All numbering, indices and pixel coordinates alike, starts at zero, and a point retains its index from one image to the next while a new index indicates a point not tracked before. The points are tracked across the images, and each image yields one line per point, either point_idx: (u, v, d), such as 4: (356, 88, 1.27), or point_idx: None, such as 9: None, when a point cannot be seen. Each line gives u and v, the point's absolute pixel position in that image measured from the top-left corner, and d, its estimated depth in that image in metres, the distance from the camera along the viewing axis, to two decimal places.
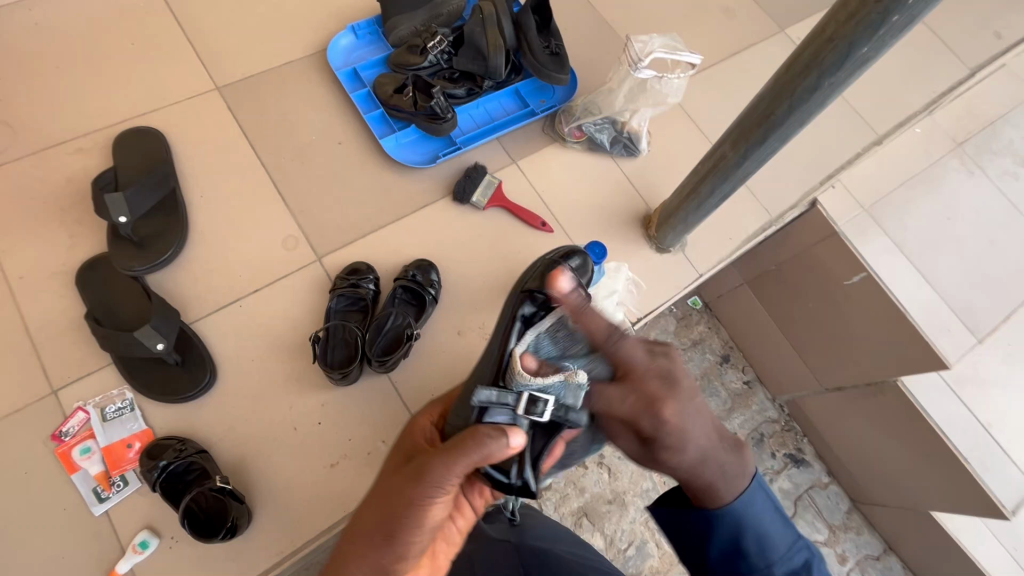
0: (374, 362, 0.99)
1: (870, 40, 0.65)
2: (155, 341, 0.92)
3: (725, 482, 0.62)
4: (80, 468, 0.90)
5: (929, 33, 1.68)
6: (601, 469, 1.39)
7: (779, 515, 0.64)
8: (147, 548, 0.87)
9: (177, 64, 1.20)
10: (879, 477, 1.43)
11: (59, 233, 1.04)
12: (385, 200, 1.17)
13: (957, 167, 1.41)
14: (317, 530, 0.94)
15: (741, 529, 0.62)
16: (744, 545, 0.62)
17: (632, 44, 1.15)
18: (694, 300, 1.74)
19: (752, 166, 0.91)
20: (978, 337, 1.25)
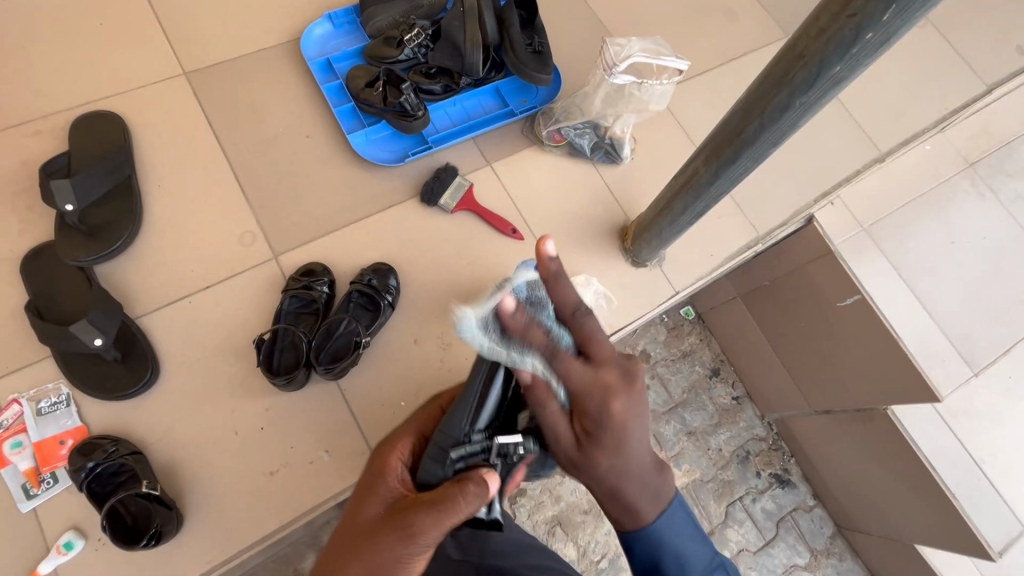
0: (320, 369, 0.95)
1: (841, 58, 0.59)
2: (92, 337, 0.89)
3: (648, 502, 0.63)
4: (10, 463, 0.88)
5: (946, 46, 1.58)
6: None
7: (699, 534, 0.66)
8: (71, 549, 0.85)
9: (144, 47, 1.16)
10: (862, 509, 1.36)
11: (9, 217, 1.02)
12: (350, 198, 1.13)
13: (967, 189, 1.33)
14: (250, 540, 0.91)
15: (661, 550, 0.63)
16: (663, 563, 0.63)
17: (609, 47, 1.09)
18: (687, 310, 1.61)
19: (724, 185, 0.85)
20: (973, 369, 1.19)
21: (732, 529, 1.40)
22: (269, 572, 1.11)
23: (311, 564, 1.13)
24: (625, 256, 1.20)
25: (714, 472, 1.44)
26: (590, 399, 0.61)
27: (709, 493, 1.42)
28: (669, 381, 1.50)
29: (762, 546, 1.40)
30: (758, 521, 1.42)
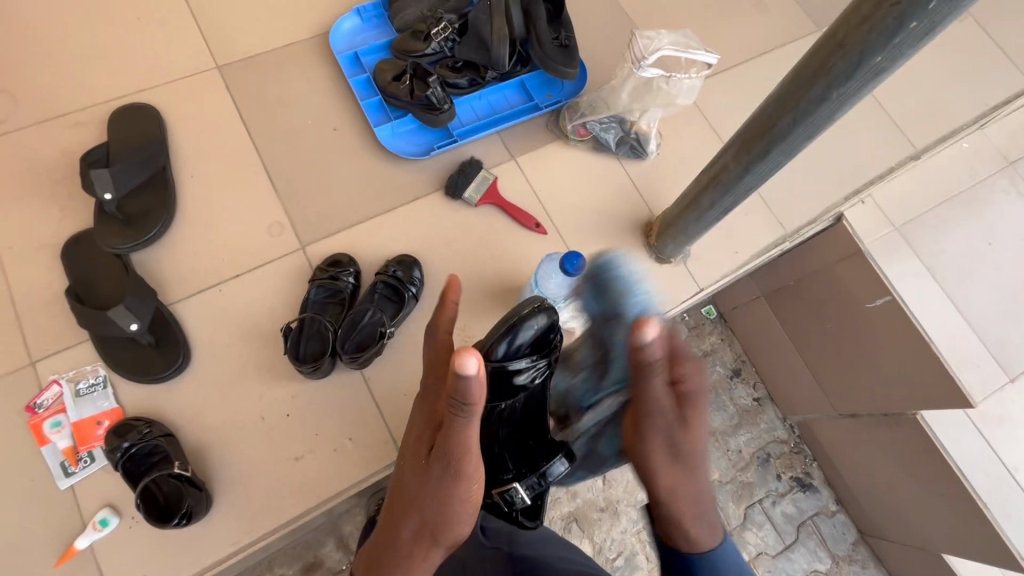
0: (345, 358, 0.97)
1: (884, 48, 0.58)
2: (128, 322, 0.92)
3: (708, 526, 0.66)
4: (49, 441, 0.92)
5: (987, 40, 1.53)
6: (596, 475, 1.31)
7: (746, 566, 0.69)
8: (106, 526, 0.88)
9: (179, 40, 1.19)
10: (889, 515, 1.32)
11: (51, 205, 1.05)
12: (376, 191, 1.14)
13: (1006, 188, 1.27)
14: (274, 523, 0.93)
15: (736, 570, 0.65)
16: None
17: (637, 40, 1.07)
18: (709, 309, 1.59)
19: (754, 179, 0.83)
20: (1009, 375, 1.13)
21: (751, 531, 1.38)
22: (291, 557, 1.13)
23: (331, 551, 1.15)
24: (649, 252, 1.19)
25: (734, 473, 1.42)
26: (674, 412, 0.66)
27: (728, 494, 1.40)
28: None
29: (781, 550, 1.38)
30: (778, 524, 1.40)
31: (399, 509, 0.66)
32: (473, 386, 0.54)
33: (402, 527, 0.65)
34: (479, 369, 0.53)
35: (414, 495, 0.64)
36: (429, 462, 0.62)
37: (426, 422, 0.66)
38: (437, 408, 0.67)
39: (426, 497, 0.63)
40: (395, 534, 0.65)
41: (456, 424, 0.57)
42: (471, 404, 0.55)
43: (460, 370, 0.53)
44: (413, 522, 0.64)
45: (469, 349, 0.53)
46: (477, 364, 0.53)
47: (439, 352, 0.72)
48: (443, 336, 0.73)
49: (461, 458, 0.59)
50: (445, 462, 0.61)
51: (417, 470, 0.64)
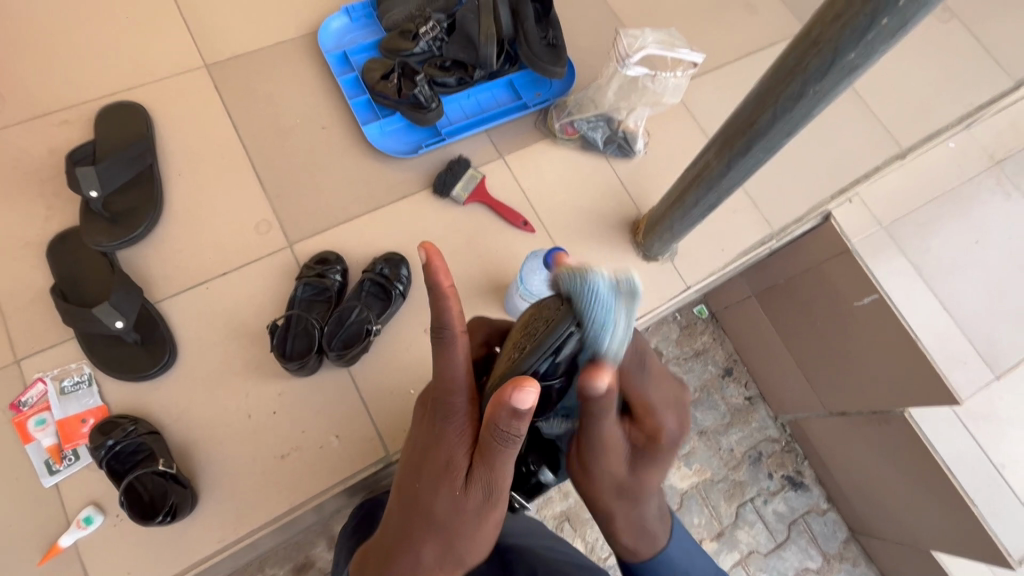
0: (331, 355, 0.97)
1: (856, 45, 0.58)
2: (114, 319, 0.92)
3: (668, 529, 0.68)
4: (34, 440, 0.91)
5: (972, 41, 1.55)
6: None
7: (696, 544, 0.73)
8: (91, 523, 0.88)
9: (167, 39, 1.19)
10: (879, 513, 1.33)
11: (37, 203, 1.05)
12: (364, 189, 1.14)
13: (992, 187, 1.28)
14: (261, 522, 0.92)
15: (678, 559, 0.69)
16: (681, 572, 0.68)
17: (622, 39, 1.08)
18: (701, 309, 1.59)
19: (737, 177, 0.84)
20: (996, 371, 1.13)
21: (742, 530, 1.39)
22: (280, 558, 1.13)
23: (322, 552, 1.14)
24: (637, 251, 1.20)
25: (725, 472, 1.43)
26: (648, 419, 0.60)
27: (720, 493, 1.40)
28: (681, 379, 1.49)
29: (773, 549, 1.38)
30: (769, 523, 1.40)
31: (418, 530, 0.58)
32: (525, 417, 0.49)
33: (422, 548, 0.57)
34: (536, 404, 0.48)
35: (439, 518, 0.57)
36: (464, 485, 0.56)
37: (447, 437, 0.57)
38: (465, 425, 0.57)
39: (457, 521, 0.56)
40: (412, 556, 0.57)
41: (501, 444, 0.52)
42: (518, 433, 0.51)
43: (516, 403, 0.48)
44: (436, 542, 0.57)
45: (529, 380, 0.48)
46: (537, 399, 0.48)
47: (456, 358, 0.56)
48: (459, 337, 0.56)
49: (502, 479, 0.55)
50: (484, 485, 0.56)
51: (443, 491, 0.57)
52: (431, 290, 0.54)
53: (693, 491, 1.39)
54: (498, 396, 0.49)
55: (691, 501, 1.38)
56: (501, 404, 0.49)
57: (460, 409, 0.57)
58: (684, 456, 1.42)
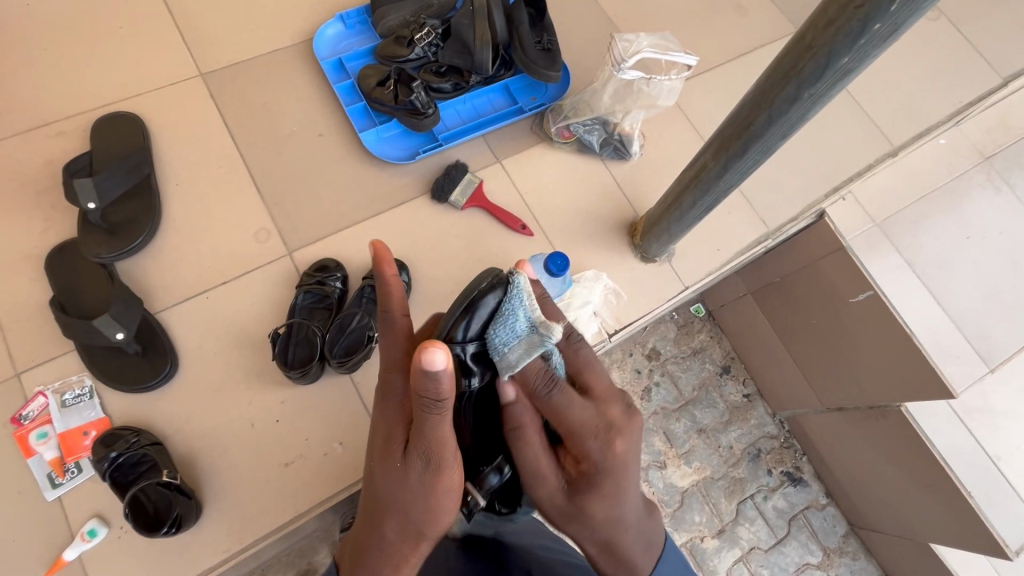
0: (333, 362, 0.97)
1: (849, 49, 0.59)
2: (114, 331, 0.91)
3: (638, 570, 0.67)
4: (36, 453, 0.91)
5: (960, 39, 1.56)
6: None
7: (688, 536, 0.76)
8: (95, 536, 0.88)
9: (162, 49, 1.19)
10: (878, 507, 1.34)
11: (34, 215, 1.05)
12: (361, 196, 1.15)
13: (982, 183, 1.30)
14: (266, 531, 0.92)
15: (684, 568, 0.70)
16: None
17: (617, 43, 1.08)
18: (697, 307, 1.61)
19: (734, 178, 0.85)
20: (990, 366, 1.16)
21: (743, 527, 1.40)
22: (284, 565, 1.13)
23: (324, 558, 1.14)
24: (635, 252, 1.20)
25: (725, 469, 1.44)
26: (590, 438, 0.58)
27: (720, 491, 1.41)
28: (680, 378, 1.50)
29: (773, 545, 1.39)
30: (770, 519, 1.41)
31: (377, 510, 0.59)
32: (442, 381, 0.49)
33: (385, 526, 0.59)
34: (448, 364, 0.49)
35: (391, 496, 0.58)
36: (406, 462, 0.56)
37: (386, 417, 0.58)
38: (402, 404, 0.57)
39: (408, 497, 0.57)
40: (377, 534, 0.60)
41: (427, 415, 0.52)
42: (442, 399, 0.51)
43: (427, 366, 0.48)
44: (395, 518, 0.58)
45: (434, 341, 0.49)
46: (446, 359, 0.48)
47: (398, 337, 0.57)
48: (401, 317, 0.57)
49: (439, 452, 0.54)
50: (423, 457, 0.55)
51: (389, 470, 0.57)
52: (376, 278, 0.54)
53: (694, 489, 1.40)
54: (412, 364, 0.49)
55: (692, 499, 1.39)
56: (414, 371, 0.49)
57: (397, 388, 0.57)
58: (683, 454, 1.43)
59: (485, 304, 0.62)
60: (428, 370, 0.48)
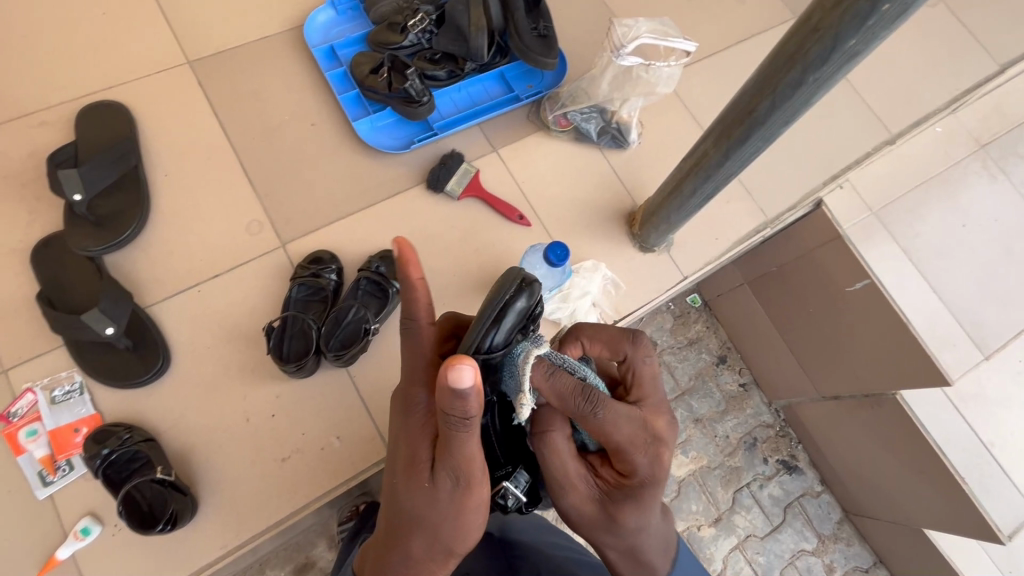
0: (329, 356, 0.96)
1: (857, 31, 0.58)
2: (104, 326, 0.89)
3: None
4: (26, 451, 0.89)
5: (958, 25, 1.56)
6: None
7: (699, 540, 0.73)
8: (89, 534, 0.86)
9: (148, 36, 1.16)
10: (874, 493, 1.35)
11: (18, 208, 1.02)
12: (356, 186, 1.13)
13: (979, 170, 1.29)
14: (262, 526, 0.91)
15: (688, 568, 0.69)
16: None
17: (616, 28, 1.06)
18: (694, 298, 1.60)
19: (735, 166, 0.84)
20: (985, 353, 1.16)
21: (739, 515, 1.40)
22: (282, 559, 1.12)
23: (323, 552, 1.14)
24: (633, 242, 1.19)
25: (722, 459, 1.44)
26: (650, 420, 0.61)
27: (717, 480, 1.42)
28: (676, 369, 1.50)
29: (769, 532, 1.40)
30: (766, 507, 1.42)
31: (402, 528, 0.57)
32: (469, 400, 0.47)
33: (410, 545, 0.57)
34: (476, 381, 0.46)
35: (415, 514, 0.56)
36: (433, 481, 0.54)
37: (409, 434, 0.55)
38: (426, 419, 0.55)
39: (435, 515, 0.55)
40: (401, 552, 0.57)
41: (454, 433, 0.50)
42: (469, 416, 0.49)
43: (454, 384, 0.46)
44: (422, 537, 0.56)
45: (463, 357, 0.46)
46: (474, 376, 0.46)
47: (422, 348, 0.55)
48: (426, 327, 0.55)
49: (468, 467, 0.53)
50: (452, 474, 0.53)
51: (414, 488, 0.55)
52: (402, 278, 0.51)
53: (691, 478, 1.41)
54: (438, 381, 0.47)
55: (689, 488, 1.40)
56: (440, 392, 0.48)
57: (420, 404, 0.55)
58: (680, 443, 1.43)
59: (514, 309, 0.55)
60: (460, 389, 0.46)
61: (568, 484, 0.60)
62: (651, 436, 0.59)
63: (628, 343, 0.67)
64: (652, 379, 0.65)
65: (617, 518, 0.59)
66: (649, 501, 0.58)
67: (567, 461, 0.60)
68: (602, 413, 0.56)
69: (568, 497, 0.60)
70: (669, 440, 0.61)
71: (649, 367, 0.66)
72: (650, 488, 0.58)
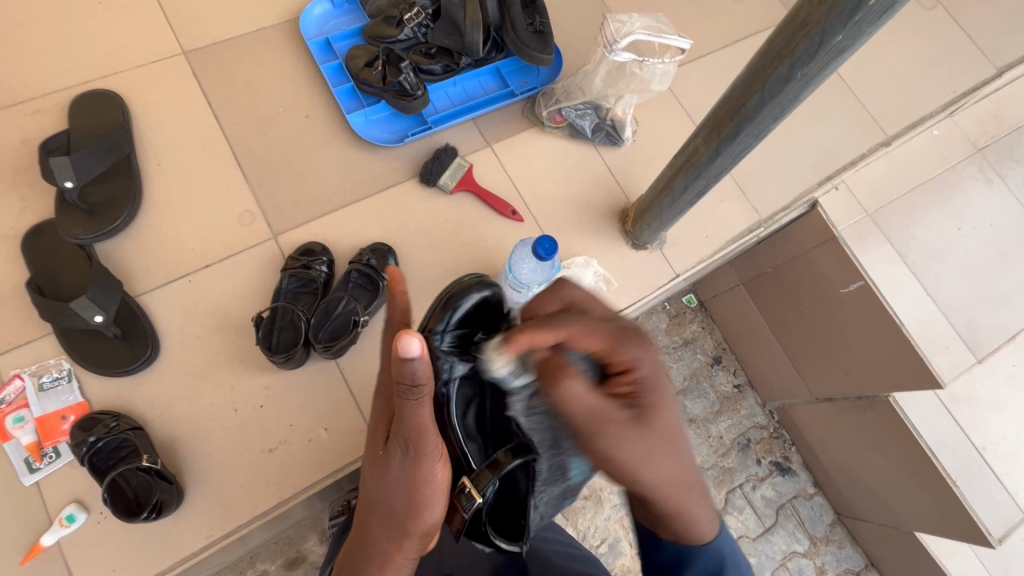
0: (318, 347, 0.96)
1: (844, 27, 0.58)
2: (92, 313, 0.89)
3: (705, 514, 0.60)
4: (13, 437, 0.89)
5: (955, 28, 1.56)
6: (587, 501, 1.26)
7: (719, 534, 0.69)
8: (74, 521, 0.86)
9: (143, 25, 1.16)
10: (865, 496, 1.35)
11: (10, 195, 1.02)
12: (349, 180, 1.13)
13: (975, 174, 1.29)
14: (248, 517, 0.91)
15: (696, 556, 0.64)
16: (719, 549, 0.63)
17: (609, 24, 1.06)
18: (689, 298, 1.60)
19: (727, 162, 0.84)
20: (977, 356, 1.16)
21: (732, 515, 1.40)
22: (271, 553, 1.12)
23: (313, 546, 1.14)
24: (626, 239, 1.19)
25: (714, 459, 1.44)
26: (626, 350, 0.51)
27: (709, 480, 1.42)
28: (671, 368, 1.50)
29: (761, 533, 1.40)
30: (758, 508, 1.42)
31: (363, 504, 0.59)
32: (416, 368, 0.49)
33: (370, 522, 0.58)
34: (423, 350, 0.48)
35: (374, 489, 0.57)
36: (388, 453, 0.56)
37: (370, 411, 0.59)
38: (386, 398, 0.58)
39: (391, 491, 0.56)
40: (363, 530, 0.59)
41: (402, 404, 0.52)
42: (419, 385, 0.51)
43: (402, 353, 0.49)
44: (379, 514, 0.57)
45: (410, 329, 0.49)
46: (422, 346, 0.48)
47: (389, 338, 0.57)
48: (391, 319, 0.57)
49: (419, 438, 0.54)
50: (403, 449, 0.54)
51: (373, 460, 0.57)
52: None
53: None
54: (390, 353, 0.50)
55: None
56: (392, 361, 0.50)
57: None
58: None
59: (468, 300, 0.76)
60: (402, 359, 0.49)
61: (603, 428, 0.49)
62: (632, 335, 0.52)
63: (555, 286, 0.58)
64: (590, 297, 0.57)
65: (654, 437, 0.50)
66: (668, 409, 0.52)
67: (588, 402, 0.48)
68: (575, 327, 0.51)
69: (605, 446, 0.50)
70: (650, 341, 0.53)
71: (580, 291, 0.58)
72: (658, 396, 0.51)
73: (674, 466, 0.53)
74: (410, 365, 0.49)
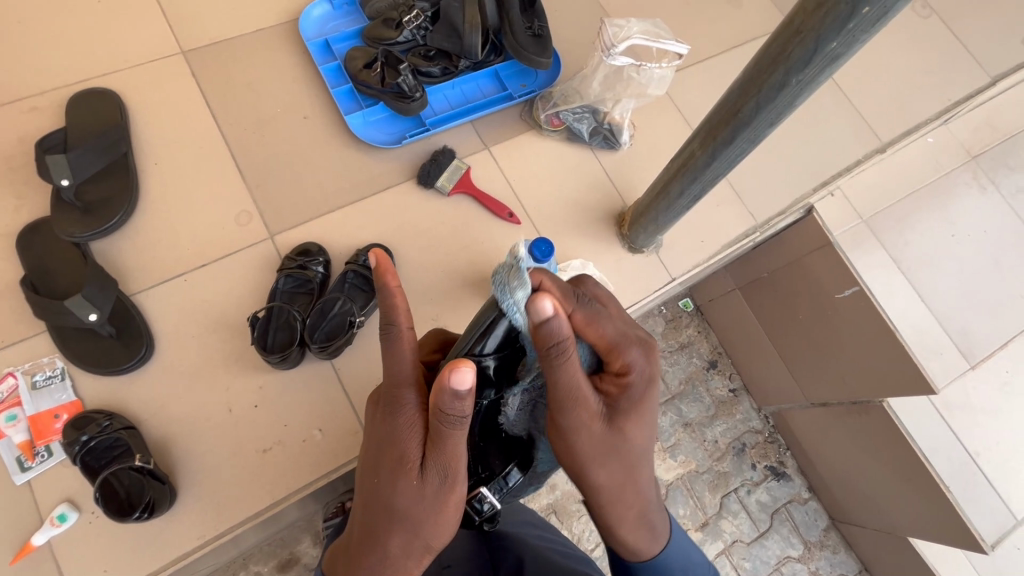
0: (314, 348, 0.96)
1: (838, 34, 0.59)
2: (87, 312, 0.89)
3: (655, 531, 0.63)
4: (5, 436, 0.89)
5: (950, 36, 1.57)
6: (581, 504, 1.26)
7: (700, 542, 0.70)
8: (65, 521, 0.86)
9: (142, 25, 1.16)
10: (860, 501, 1.35)
11: (6, 193, 1.02)
12: (346, 181, 1.13)
13: (969, 181, 1.30)
14: (240, 518, 0.91)
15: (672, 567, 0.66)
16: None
17: (607, 28, 1.06)
18: (685, 302, 1.61)
19: (722, 167, 0.84)
20: (970, 362, 1.16)
21: (726, 520, 1.40)
22: (265, 555, 1.11)
23: (307, 548, 1.13)
24: (622, 243, 1.20)
25: (709, 463, 1.44)
26: (626, 346, 0.59)
27: (704, 484, 1.42)
28: (667, 372, 1.50)
29: (756, 538, 1.40)
30: (752, 512, 1.42)
31: (381, 525, 0.56)
32: (466, 398, 0.51)
33: (390, 542, 0.56)
34: (475, 383, 0.50)
35: (399, 511, 0.55)
36: (421, 474, 0.55)
37: (396, 430, 0.55)
38: (416, 417, 0.56)
39: (417, 510, 0.55)
40: (379, 551, 0.56)
41: (448, 430, 0.52)
42: (465, 415, 0.52)
43: (455, 385, 0.50)
44: (402, 533, 0.55)
45: (464, 360, 0.50)
46: (474, 378, 0.50)
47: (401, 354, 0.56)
48: (406, 332, 0.55)
49: (456, 462, 0.55)
50: (440, 472, 0.55)
51: (399, 481, 0.55)
52: (381, 289, 0.55)
53: (678, 482, 1.41)
54: (438, 382, 0.51)
55: (677, 492, 1.39)
56: (439, 390, 0.50)
57: (408, 402, 0.56)
58: (669, 447, 1.43)
59: (499, 325, 0.60)
60: (458, 388, 0.50)
61: (581, 401, 0.55)
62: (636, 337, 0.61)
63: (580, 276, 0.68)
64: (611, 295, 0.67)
65: (623, 426, 0.57)
66: (645, 406, 0.59)
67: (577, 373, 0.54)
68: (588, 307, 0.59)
69: (580, 415, 0.55)
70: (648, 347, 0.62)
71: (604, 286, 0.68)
72: (643, 392, 0.59)
73: (636, 459, 0.58)
74: (456, 392, 0.50)
